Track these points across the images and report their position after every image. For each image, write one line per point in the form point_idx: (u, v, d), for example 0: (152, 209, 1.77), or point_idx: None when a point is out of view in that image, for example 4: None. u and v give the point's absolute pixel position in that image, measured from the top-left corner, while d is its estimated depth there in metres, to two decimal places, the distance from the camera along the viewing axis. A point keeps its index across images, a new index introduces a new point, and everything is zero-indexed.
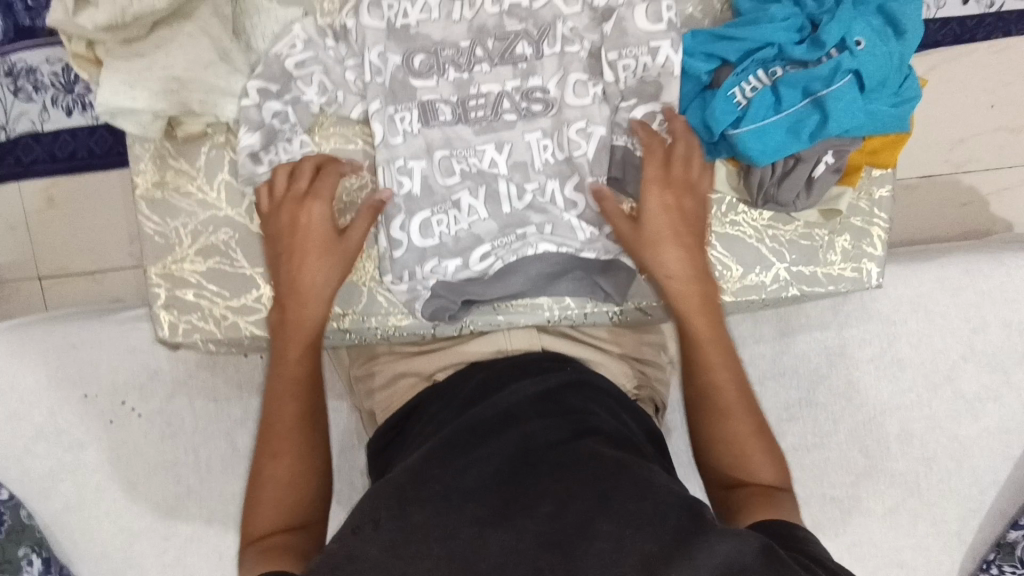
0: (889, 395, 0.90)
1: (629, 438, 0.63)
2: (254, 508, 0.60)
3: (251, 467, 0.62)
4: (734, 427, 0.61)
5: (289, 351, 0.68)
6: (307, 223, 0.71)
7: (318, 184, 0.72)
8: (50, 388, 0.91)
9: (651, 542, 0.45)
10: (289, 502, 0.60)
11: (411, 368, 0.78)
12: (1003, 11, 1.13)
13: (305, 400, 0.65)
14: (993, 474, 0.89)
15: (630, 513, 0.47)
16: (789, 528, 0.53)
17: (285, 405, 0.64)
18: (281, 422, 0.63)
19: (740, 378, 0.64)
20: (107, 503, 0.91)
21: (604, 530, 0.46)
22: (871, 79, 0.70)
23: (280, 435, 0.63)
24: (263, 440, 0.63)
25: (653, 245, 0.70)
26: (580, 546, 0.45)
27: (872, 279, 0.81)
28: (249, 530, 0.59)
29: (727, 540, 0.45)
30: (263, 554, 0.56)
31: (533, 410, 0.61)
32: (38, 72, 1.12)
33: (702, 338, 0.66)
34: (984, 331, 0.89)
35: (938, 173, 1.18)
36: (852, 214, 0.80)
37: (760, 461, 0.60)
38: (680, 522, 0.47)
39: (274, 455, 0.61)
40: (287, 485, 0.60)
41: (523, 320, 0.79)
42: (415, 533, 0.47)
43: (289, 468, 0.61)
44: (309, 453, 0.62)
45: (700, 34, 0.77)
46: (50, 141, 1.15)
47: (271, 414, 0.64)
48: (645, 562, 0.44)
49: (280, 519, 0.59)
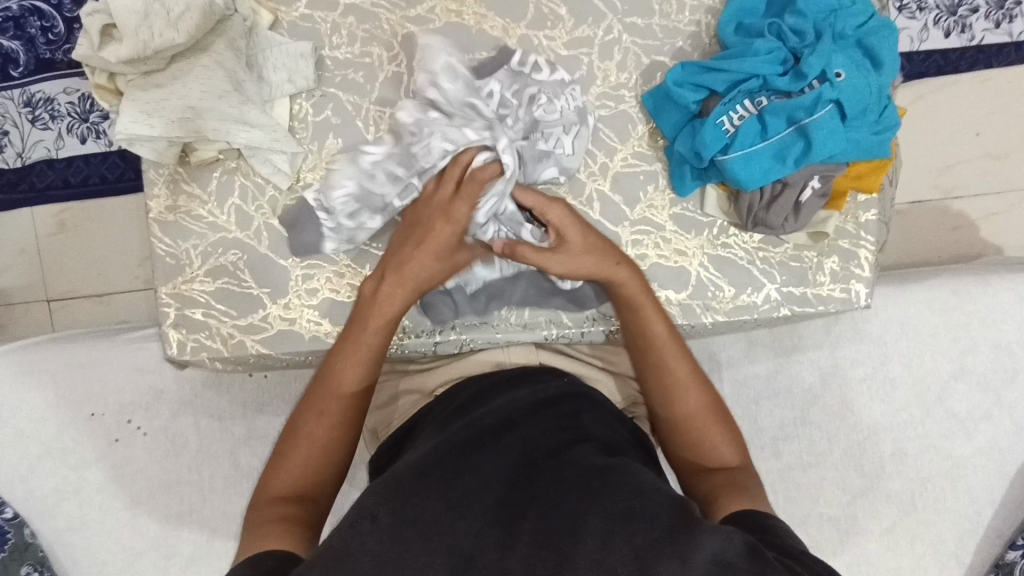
0: (883, 415, 0.92)
1: (619, 443, 0.68)
2: (278, 466, 0.66)
3: (292, 422, 0.68)
4: (699, 417, 0.69)
5: (369, 325, 0.72)
6: (439, 224, 0.74)
7: (465, 193, 0.73)
8: (60, 406, 0.93)
9: (639, 538, 0.50)
10: (309, 473, 0.65)
11: (413, 385, 0.81)
12: (983, 45, 1.18)
13: (369, 372, 0.70)
14: (989, 494, 0.90)
15: (621, 513, 0.53)
16: (760, 515, 0.59)
17: (345, 380, 0.69)
18: (337, 394, 0.68)
19: (691, 362, 0.72)
20: (110, 521, 0.92)
21: (595, 526, 0.51)
22: (852, 108, 0.74)
23: (332, 405, 0.68)
24: (305, 402, 0.69)
25: (581, 261, 0.73)
26: (572, 540, 0.51)
27: (861, 299, 0.83)
28: (266, 490, 0.64)
29: (712, 538, 0.50)
30: (277, 520, 0.61)
31: (529, 418, 0.67)
32: (55, 102, 1.17)
33: (654, 337, 0.72)
34: (973, 352, 0.91)
35: (927, 198, 1.21)
36: (839, 236, 0.83)
37: (726, 448, 0.68)
38: (670, 521, 0.52)
39: (317, 419, 0.67)
40: (314, 455, 0.66)
41: (521, 338, 0.83)
42: (419, 527, 0.53)
43: (323, 438, 0.67)
44: (340, 436, 0.67)
45: (690, 65, 0.79)
46: (63, 168, 1.19)
47: (328, 381, 0.69)
48: (634, 556, 0.49)
49: (296, 488, 0.64)
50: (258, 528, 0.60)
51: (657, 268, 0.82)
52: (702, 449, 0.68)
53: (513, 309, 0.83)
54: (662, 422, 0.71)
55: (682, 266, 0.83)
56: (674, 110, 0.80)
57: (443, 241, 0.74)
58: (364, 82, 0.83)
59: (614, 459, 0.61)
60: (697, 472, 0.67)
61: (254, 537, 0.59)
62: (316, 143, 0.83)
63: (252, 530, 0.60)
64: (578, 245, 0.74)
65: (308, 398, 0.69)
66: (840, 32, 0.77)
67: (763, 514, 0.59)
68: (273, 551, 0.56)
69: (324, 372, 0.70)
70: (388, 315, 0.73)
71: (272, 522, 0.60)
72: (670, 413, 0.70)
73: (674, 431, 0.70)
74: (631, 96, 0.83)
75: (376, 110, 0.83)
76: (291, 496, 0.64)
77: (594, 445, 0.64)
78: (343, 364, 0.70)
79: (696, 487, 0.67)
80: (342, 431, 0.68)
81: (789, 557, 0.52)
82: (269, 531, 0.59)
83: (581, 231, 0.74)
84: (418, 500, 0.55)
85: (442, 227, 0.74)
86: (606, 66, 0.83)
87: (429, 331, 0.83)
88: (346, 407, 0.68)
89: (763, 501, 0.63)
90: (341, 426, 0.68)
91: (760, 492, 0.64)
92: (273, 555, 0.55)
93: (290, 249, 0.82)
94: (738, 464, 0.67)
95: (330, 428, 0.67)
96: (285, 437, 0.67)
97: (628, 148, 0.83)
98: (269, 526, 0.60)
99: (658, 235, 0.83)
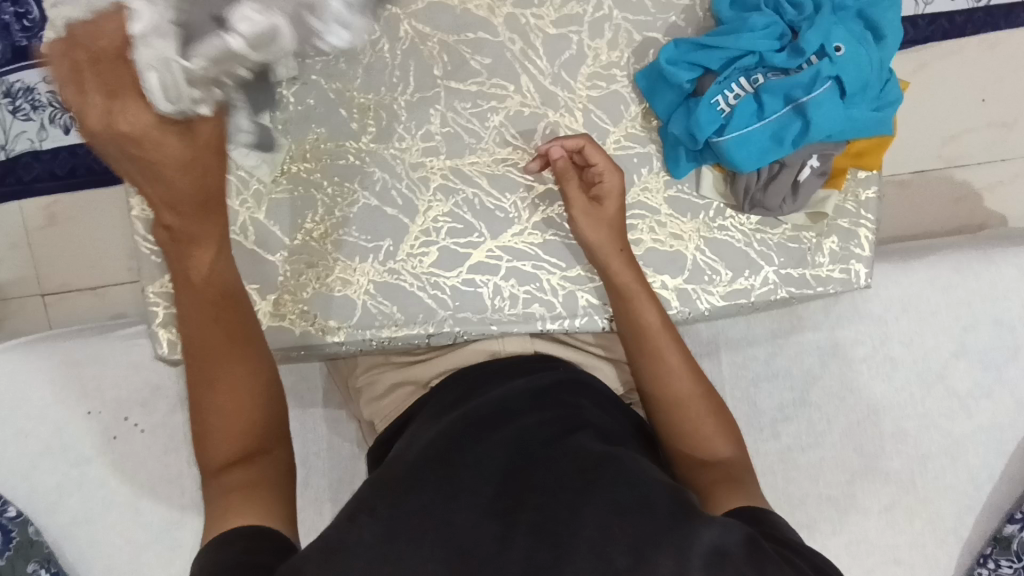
0: (884, 393, 0.91)
1: (620, 433, 0.67)
2: (200, 440, 0.64)
3: (193, 401, 0.65)
4: (691, 407, 0.69)
5: (196, 284, 0.69)
6: (129, 128, 0.54)
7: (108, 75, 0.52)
8: (58, 404, 0.93)
9: (637, 527, 0.50)
10: (239, 439, 0.64)
11: (407, 377, 0.79)
12: (992, 7, 1.13)
13: (223, 322, 0.67)
14: (988, 470, 0.90)
15: (619, 503, 0.52)
16: (759, 512, 0.59)
17: (210, 336, 0.66)
18: (211, 353, 0.66)
19: (689, 360, 0.72)
20: (114, 516, 0.93)
21: (590, 518, 0.51)
22: (852, 84, 0.71)
23: (216, 369, 0.65)
24: (190, 372, 0.66)
25: (613, 228, 0.76)
26: (569, 532, 0.50)
27: (861, 279, 0.81)
28: (212, 462, 0.64)
29: (713, 530, 0.50)
30: (235, 493, 0.61)
31: (525, 407, 0.66)
32: (36, 92, 1.14)
33: (653, 330, 0.72)
34: (975, 329, 0.90)
35: (930, 168, 1.18)
36: (838, 216, 0.81)
37: (720, 442, 0.68)
38: (671, 512, 0.51)
39: (216, 389, 0.65)
40: (237, 424, 0.64)
41: (516, 328, 0.80)
42: (417, 528, 0.52)
43: (231, 403, 0.64)
44: (250, 395, 0.65)
45: (683, 43, 0.76)
46: (49, 159, 1.16)
47: (197, 348, 0.66)
48: (632, 545, 0.48)
49: (236, 454, 0.63)
50: (218, 503, 0.61)
51: (653, 254, 0.81)
52: (695, 442, 0.68)
53: (508, 299, 0.81)
54: (652, 410, 0.71)
55: (679, 250, 0.81)
56: (667, 90, 0.77)
57: (170, 140, 0.57)
58: (346, 68, 0.80)
59: (611, 448, 0.60)
60: (690, 462, 0.67)
61: (217, 513, 0.60)
62: (300, 134, 0.80)
63: (215, 503, 0.61)
64: (614, 212, 0.76)
65: (192, 369, 0.66)
66: (841, 3, 0.74)
67: (758, 510, 0.59)
68: (243, 528, 0.58)
69: (189, 338, 0.67)
70: (205, 254, 0.69)
71: (231, 493, 0.61)
72: (660, 400, 0.70)
73: (667, 420, 0.69)
74: (624, 75, 0.81)
75: (360, 98, 0.80)
76: (240, 468, 0.63)
77: (590, 433, 0.63)
78: (201, 325, 0.67)
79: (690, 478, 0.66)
80: (244, 390, 0.65)
81: (791, 551, 0.53)
82: (231, 506, 0.60)
83: (619, 206, 0.77)
84: (418, 491, 0.55)
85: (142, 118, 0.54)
86: (597, 44, 0.80)
87: (421, 323, 0.80)
88: (230, 365, 0.65)
89: (758, 498, 0.63)
90: (236, 386, 0.65)
91: (753, 489, 0.64)
92: (237, 545, 0.56)
93: (279, 244, 0.80)
94: (730, 459, 0.67)
95: (221, 393, 0.64)
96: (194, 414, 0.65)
97: (622, 130, 0.81)
98: (231, 498, 0.61)
99: (653, 219, 0.81)
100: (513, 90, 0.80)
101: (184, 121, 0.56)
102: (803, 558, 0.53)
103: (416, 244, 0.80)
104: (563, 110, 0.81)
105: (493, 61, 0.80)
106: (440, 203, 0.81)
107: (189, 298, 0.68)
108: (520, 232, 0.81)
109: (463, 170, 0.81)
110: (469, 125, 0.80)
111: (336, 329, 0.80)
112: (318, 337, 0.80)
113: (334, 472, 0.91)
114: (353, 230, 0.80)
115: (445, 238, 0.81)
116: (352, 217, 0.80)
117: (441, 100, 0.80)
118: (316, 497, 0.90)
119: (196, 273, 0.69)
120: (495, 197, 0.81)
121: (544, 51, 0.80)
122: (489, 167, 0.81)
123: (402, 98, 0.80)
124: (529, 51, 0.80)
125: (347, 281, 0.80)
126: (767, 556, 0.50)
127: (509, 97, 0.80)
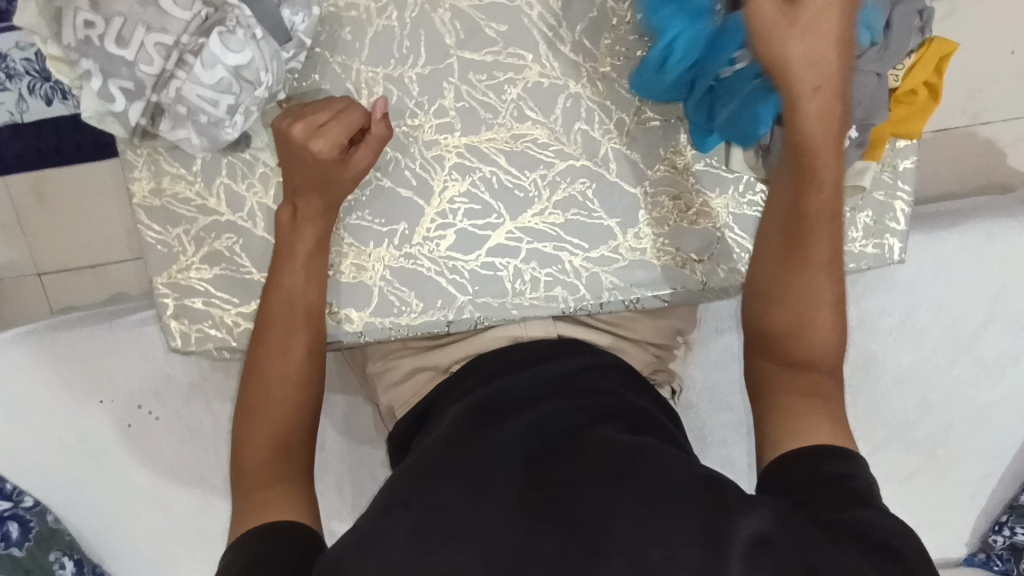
0: (911, 364, 0.90)
1: (655, 419, 0.63)
2: (254, 405, 0.65)
3: (250, 364, 0.67)
4: (809, 290, 0.63)
5: (292, 258, 0.71)
6: (317, 158, 0.68)
7: (326, 127, 0.68)
8: (64, 396, 0.90)
9: (672, 528, 0.45)
10: (276, 429, 0.64)
11: (426, 362, 0.75)
12: None
13: (304, 298, 0.70)
14: (1010, 437, 0.91)
15: (651, 497, 0.47)
16: (813, 465, 0.53)
17: (293, 306, 0.70)
18: (287, 324, 0.69)
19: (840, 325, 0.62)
20: (138, 504, 0.92)
21: (622, 513, 0.46)
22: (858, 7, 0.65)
23: (288, 340, 0.68)
24: (260, 343, 0.68)
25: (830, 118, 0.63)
26: (602, 531, 0.45)
27: (895, 254, 0.79)
28: (248, 451, 0.62)
29: (751, 520, 0.46)
30: (271, 487, 0.60)
31: (550, 395, 0.63)
32: (9, 59, 1.04)
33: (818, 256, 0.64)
34: (1008, 297, 0.89)
35: (955, 125, 1.13)
36: (875, 188, 0.78)
37: (826, 338, 0.62)
38: (702, 509, 0.47)
39: (281, 356, 0.67)
40: (290, 392, 0.66)
41: (537, 312, 0.77)
42: (440, 519, 0.49)
43: (293, 373, 0.67)
44: (309, 371, 0.68)
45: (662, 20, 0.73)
46: (32, 133, 1.09)
47: (273, 313, 0.69)
48: (666, 547, 0.44)
49: (273, 447, 0.63)
50: (252, 495, 0.59)
51: (677, 231, 0.78)
52: (795, 324, 0.62)
53: (528, 282, 0.78)
54: (773, 250, 0.66)
55: (705, 227, 0.79)
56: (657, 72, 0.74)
57: (345, 164, 0.69)
58: (352, 39, 0.74)
59: (642, 438, 0.56)
60: (769, 338, 0.63)
61: (251, 506, 0.59)
62: None
63: (247, 498, 0.60)
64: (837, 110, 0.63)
65: (260, 341, 0.68)
66: None
67: (810, 467, 0.53)
68: (274, 522, 0.56)
69: (264, 310, 0.70)
70: (309, 224, 0.71)
71: (266, 485, 0.60)
72: (785, 259, 0.65)
73: (786, 357, 0.62)
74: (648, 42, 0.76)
75: (367, 71, 0.75)
76: (267, 454, 0.62)
77: (620, 423, 0.59)
78: (282, 297, 0.70)
79: (767, 356, 0.63)
80: (306, 362, 0.68)
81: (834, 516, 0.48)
82: (267, 499, 0.59)
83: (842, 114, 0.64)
84: (441, 485, 0.52)
85: (325, 128, 0.68)
86: (620, 8, 0.75)
87: (440, 310, 0.78)
88: (309, 341, 0.69)
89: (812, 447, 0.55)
90: (308, 357, 0.68)
91: (811, 426, 0.56)
92: (262, 535, 0.54)
93: None
94: (830, 362, 0.61)
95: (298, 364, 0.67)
96: (252, 380, 0.66)
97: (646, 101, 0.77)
98: (266, 492, 0.59)
99: (678, 195, 0.78)
100: (531, 59, 0.75)
101: (353, 159, 0.70)
102: (841, 514, 0.48)
103: (431, 227, 0.77)
104: (585, 81, 0.76)
105: (509, 29, 0.75)
106: (456, 182, 0.77)
107: (283, 264, 0.71)
108: (541, 212, 0.77)
109: (479, 147, 0.76)
110: (485, 99, 0.76)
111: (354, 318, 0.77)
112: (334, 327, 0.77)
113: (355, 456, 0.91)
114: (363, 214, 0.77)
115: (462, 220, 0.77)
116: (364, 200, 0.76)
117: (454, 72, 0.75)
118: (338, 479, 0.91)
119: (298, 241, 0.71)
120: (514, 175, 0.77)
121: (564, 17, 0.75)
122: (507, 143, 0.76)
123: (413, 71, 0.75)
124: (548, 16, 0.75)
125: (365, 267, 0.77)
126: (805, 531, 0.46)
127: (527, 67, 0.75)
